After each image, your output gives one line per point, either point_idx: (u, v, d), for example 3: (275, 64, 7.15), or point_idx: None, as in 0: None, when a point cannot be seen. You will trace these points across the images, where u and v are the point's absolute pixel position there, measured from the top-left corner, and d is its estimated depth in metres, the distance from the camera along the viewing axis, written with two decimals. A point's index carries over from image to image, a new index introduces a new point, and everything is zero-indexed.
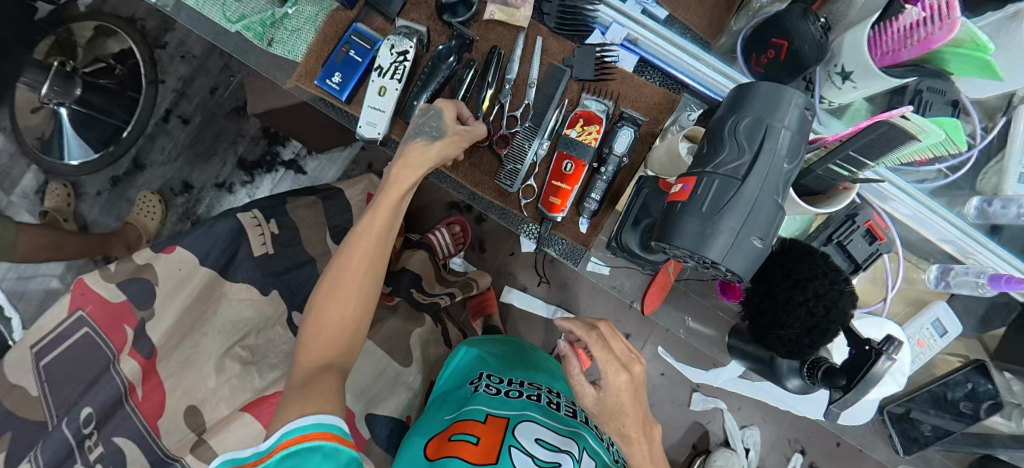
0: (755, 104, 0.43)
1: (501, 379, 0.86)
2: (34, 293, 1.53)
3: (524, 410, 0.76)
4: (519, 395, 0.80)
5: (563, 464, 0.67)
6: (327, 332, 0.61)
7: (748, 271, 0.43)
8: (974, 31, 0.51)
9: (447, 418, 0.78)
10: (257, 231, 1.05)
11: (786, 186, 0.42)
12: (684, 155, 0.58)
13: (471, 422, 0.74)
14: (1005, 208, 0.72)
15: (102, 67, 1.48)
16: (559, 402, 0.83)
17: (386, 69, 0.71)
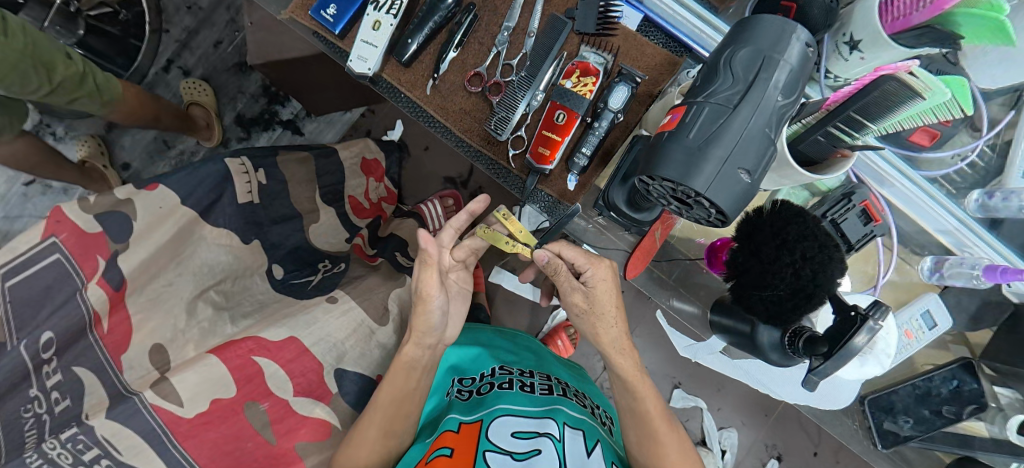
0: (759, 35, 0.41)
1: (471, 381, 0.84)
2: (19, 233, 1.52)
3: (496, 406, 0.72)
4: (490, 388, 0.78)
5: (543, 450, 0.63)
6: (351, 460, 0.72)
7: (732, 208, 0.41)
8: None
9: (427, 442, 0.73)
10: (244, 178, 1.01)
11: (780, 121, 0.40)
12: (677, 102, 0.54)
13: (447, 435, 0.69)
14: (1006, 200, 0.73)
15: (107, 12, 1.41)
16: (533, 382, 0.80)
17: (382, 3, 0.69)
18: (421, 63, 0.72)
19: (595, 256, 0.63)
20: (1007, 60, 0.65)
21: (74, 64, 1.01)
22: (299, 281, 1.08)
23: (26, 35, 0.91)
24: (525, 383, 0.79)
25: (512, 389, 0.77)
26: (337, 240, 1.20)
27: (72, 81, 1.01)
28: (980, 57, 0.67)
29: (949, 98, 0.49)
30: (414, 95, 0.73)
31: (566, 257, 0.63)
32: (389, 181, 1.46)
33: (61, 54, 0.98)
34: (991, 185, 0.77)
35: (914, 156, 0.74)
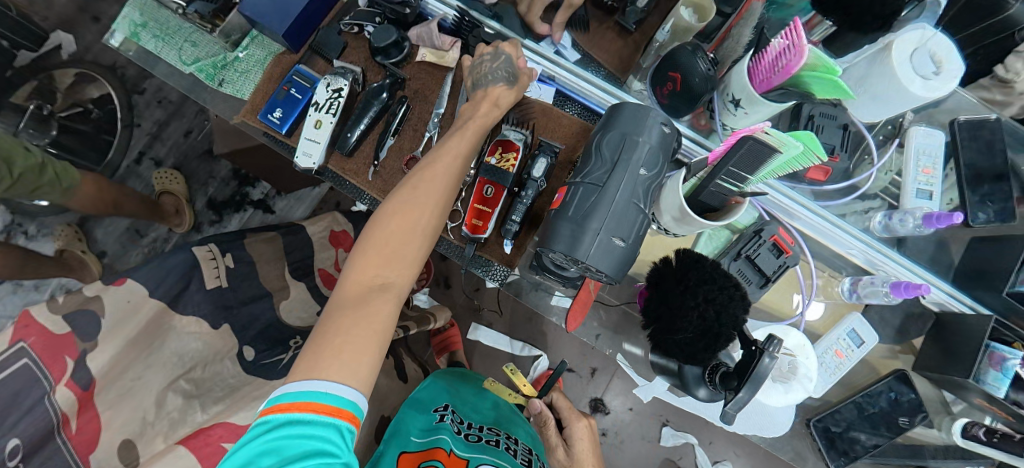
0: (622, 120, 0.50)
1: (463, 420, 0.88)
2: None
3: (482, 453, 0.77)
4: (479, 439, 0.82)
5: None
6: (389, 246, 0.65)
7: (618, 271, 0.47)
8: (821, 55, 0.57)
9: (418, 440, 0.80)
10: (211, 264, 1.09)
11: (646, 193, 0.48)
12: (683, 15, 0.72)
13: (438, 452, 0.76)
14: (904, 220, 0.78)
15: (79, 111, 1.59)
16: (517, 449, 0.83)
17: (322, 104, 0.77)
18: (363, 152, 0.80)
19: (575, 416, 0.95)
20: (877, 100, 0.72)
21: (35, 155, 1.20)
22: (271, 360, 1.09)
23: None
24: (511, 446, 0.83)
25: (497, 447, 0.81)
26: (308, 313, 1.24)
27: (40, 168, 1.20)
28: (861, 98, 0.74)
29: (801, 148, 0.54)
30: (358, 182, 0.80)
31: (558, 408, 0.96)
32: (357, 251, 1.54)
33: (22, 146, 1.17)
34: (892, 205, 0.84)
35: (816, 190, 0.81)
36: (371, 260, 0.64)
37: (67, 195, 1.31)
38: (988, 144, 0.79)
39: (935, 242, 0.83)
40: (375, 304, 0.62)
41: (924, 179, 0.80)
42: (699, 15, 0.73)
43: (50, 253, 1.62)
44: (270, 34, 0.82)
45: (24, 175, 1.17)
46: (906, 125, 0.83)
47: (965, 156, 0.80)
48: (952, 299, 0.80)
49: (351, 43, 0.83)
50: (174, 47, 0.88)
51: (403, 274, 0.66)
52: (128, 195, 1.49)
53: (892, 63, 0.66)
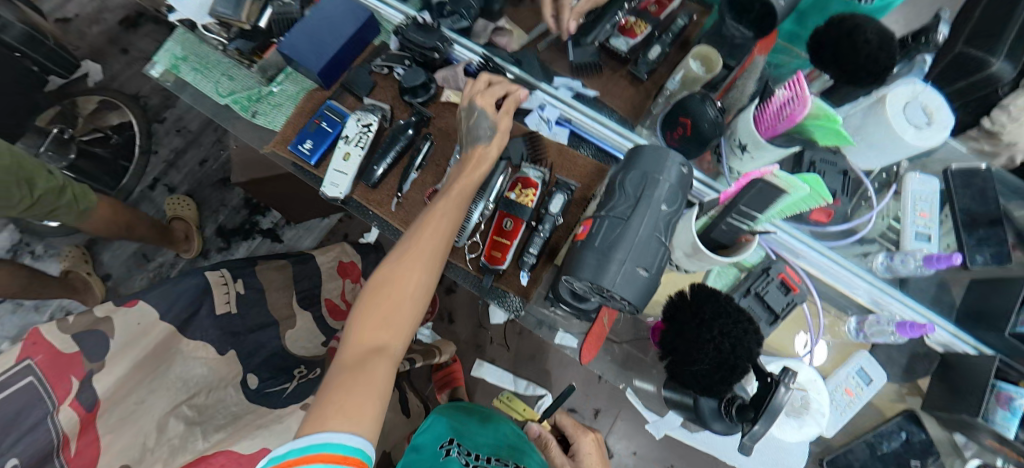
0: (643, 159, 0.53)
1: (470, 452, 0.87)
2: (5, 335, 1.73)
3: None
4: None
5: None
6: (386, 310, 0.69)
7: (641, 300, 0.49)
8: (821, 105, 0.60)
9: None
10: (223, 289, 1.16)
11: (667, 227, 0.50)
12: (688, 69, 0.81)
13: None
14: (905, 261, 0.81)
15: (98, 137, 1.81)
16: None
17: (352, 137, 0.81)
18: (387, 185, 0.84)
19: (580, 430, 1.05)
20: (874, 148, 0.77)
21: (56, 179, 1.23)
22: (274, 389, 1.17)
23: (13, 155, 1.12)
24: None
25: None
26: (312, 344, 1.34)
27: (60, 191, 1.24)
28: (860, 147, 0.79)
29: (809, 191, 0.57)
30: (381, 212, 0.83)
31: (563, 424, 1.07)
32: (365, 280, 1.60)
33: (46, 169, 1.21)
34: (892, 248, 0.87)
35: (820, 231, 0.85)
36: (368, 327, 0.68)
37: (83, 217, 1.36)
38: (981, 191, 0.83)
39: (935, 283, 0.86)
40: (372, 367, 0.64)
41: (923, 222, 0.84)
42: (706, 67, 0.81)
43: (54, 272, 1.77)
44: (305, 72, 0.88)
45: (42, 197, 1.19)
46: (902, 172, 0.88)
47: (960, 202, 0.84)
48: (956, 340, 0.82)
49: (380, 83, 0.88)
50: (211, 79, 0.93)
51: (400, 337, 0.69)
52: (141, 221, 1.56)
53: (885, 114, 0.71)
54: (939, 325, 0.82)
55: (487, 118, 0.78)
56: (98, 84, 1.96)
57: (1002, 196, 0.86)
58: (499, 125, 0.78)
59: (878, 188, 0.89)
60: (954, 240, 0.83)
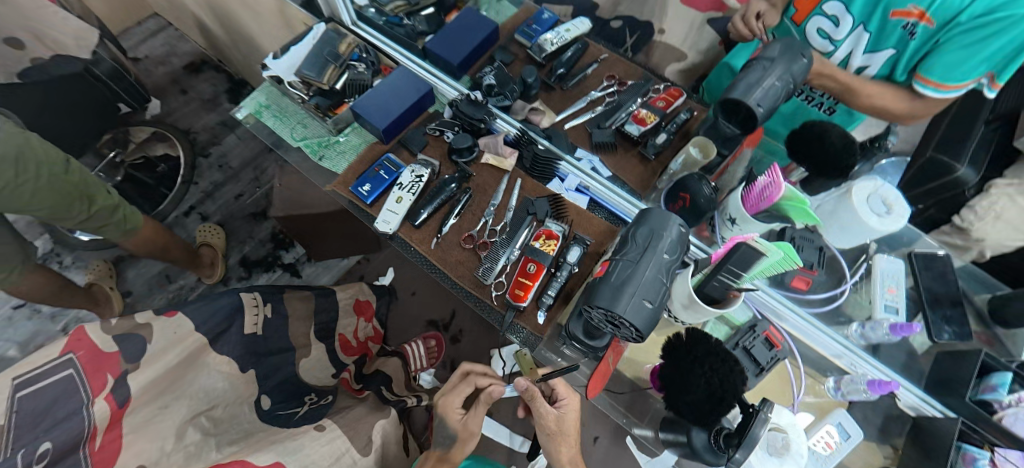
0: (651, 218, 0.67)
1: None
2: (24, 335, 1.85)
3: None
4: None
5: None
6: None
7: (646, 327, 0.61)
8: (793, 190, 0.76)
9: None
10: (253, 311, 1.25)
11: (668, 271, 0.63)
12: (686, 154, 0.96)
13: None
14: (875, 328, 0.93)
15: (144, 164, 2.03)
16: None
17: (406, 185, 0.98)
18: (429, 226, 0.97)
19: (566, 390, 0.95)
20: (846, 231, 0.91)
21: (112, 198, 1.37)
22: (286, 412, 1.18)
23: (82, 177, 1.27)
24: None
25: None
26: (324, 374, 1.39)
27: (114, 209, 1.37)
28: (830, 227, 0.93)
29: (783, 256, 0.71)
30: (421, 248, 0.96)
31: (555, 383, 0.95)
32: (376, 322, 1.72)
33: (104, 190, 1.34)
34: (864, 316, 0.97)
35: (800, 297, 0.95)
36: None
37: (127, 235, 1.46)
38: (942, 273, 0.96)
39: (905, 351, 0.94)
40: None
41: (891, 296, 0.94)
42: (703, 153, 0.96)
43: (80, 282, 1.87)
44: (370, 128, 1.05)
45: (96, 213, 1.32)
46: (872, 252, 1.00)
47: (923, 282, 0.96)
48: (924, 403, 0.89)
49: (431, 143, 1.05)
50: (288, 125, 1.11)
51: None
52: (177, 245, 1.67)
53: (850, 200, 0.87)
54: (905, 386, 0.91)
55: (450, 428, 1.04)
56: (156, 118, 2.17)
57: (961, 281, 0.99)
58: (460, 432, 1.04)
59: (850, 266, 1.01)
60: (921, 316, 0.94)
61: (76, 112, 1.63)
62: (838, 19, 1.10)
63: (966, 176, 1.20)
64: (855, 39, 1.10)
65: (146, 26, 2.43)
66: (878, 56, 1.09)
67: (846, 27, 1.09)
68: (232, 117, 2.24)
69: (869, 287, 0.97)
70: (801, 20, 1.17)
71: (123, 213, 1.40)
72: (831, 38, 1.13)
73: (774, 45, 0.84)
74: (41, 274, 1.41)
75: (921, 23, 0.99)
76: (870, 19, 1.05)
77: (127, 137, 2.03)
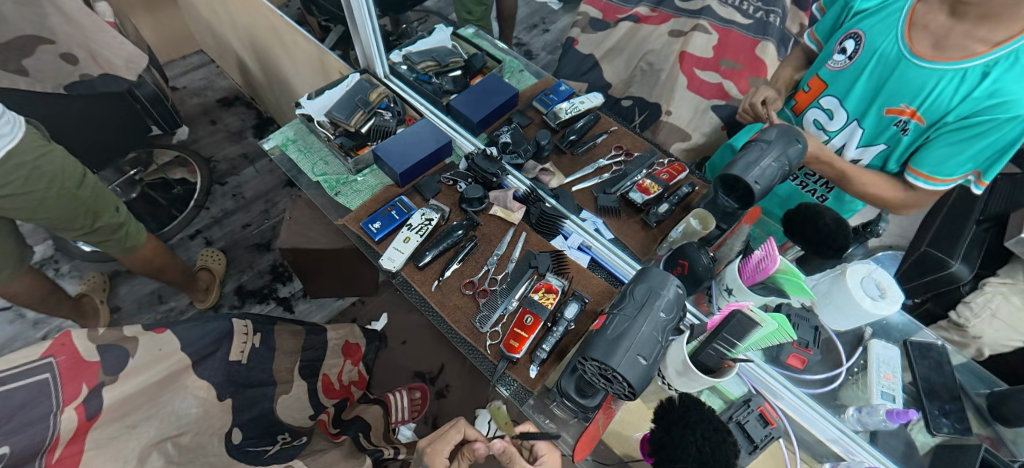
0: (650, 277, 0.69)
1: None
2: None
3: None
4: None
5: None
6: None
7: (639, 384, 0.61)
8: (787, 263, 0.81)
9: None
10: (242, 338, 1.25)
11: (664, 330, 0.64)
12: (687, 223, 1.01)
13: None
14: (873, 414, 0.91)
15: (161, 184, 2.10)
16: None
17: (415, 226, 1.02)
18: (432, 269, 1.00)
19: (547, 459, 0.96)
20: (840, 311, 0.92)
21: (120, 215, 1.38)
22: (255, 449, 1.12)
23: (97, 191, 1.30)
24: None
25: None
26: (301, 414, 1.33)
27: (117, 227, 1.38)
28: (825, 307, 0.94)
29: (777, 327, 0.74)
30: (422, 289, 0.98)
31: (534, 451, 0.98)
32: (363, 366, 1.68)
33: (114, 207, 1.36)
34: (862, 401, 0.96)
35: (794, 376, 0.95)
36: None
37: (127, 252, 1.48)
38: (938, 364, 0.97)
39: (903, 442, 0.92)
40: None
41: (887, 383, 0.93)
42: (703, 225, 1.00)
43: (71, 292, 1.86)
44: (388, 171, 1.10)
45: (98, 228, 1.33)
46: (867, 338, 1.01)
47: (920, 372, 0.97)
48: None
49: (444, 191, 1.10)
50: (310, 160, 1.17)
51: None
52: (177, 267, 1.68)
53: (845, 281, 0.89)
54: None
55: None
56: (182, 144, 2.27)
57: (958, 374, 1.00)
58: None
59: (846, 349, 1.01)
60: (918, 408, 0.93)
61: (101, 125, 1.68)
62: (832, 112, 1.23)
63: (960, 272, 1.29)
64: (849, 133, 1.21)
65: (190, 60, 2.61)
66: (871, 149, 1.19)
67: (840, 120, 1.22)
68: (253, 150, 2.33)
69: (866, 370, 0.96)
70: (801, 111, 1.31)
71: (126, 230, 1.41)
72: (826, 128, 1.26)
73: (772, 130, 0.91)
74: (32, 277, 1.41)
75: (913, 120, 1.08)
76: (864, 116, 1.16)
77: (149, 159, 2.12)
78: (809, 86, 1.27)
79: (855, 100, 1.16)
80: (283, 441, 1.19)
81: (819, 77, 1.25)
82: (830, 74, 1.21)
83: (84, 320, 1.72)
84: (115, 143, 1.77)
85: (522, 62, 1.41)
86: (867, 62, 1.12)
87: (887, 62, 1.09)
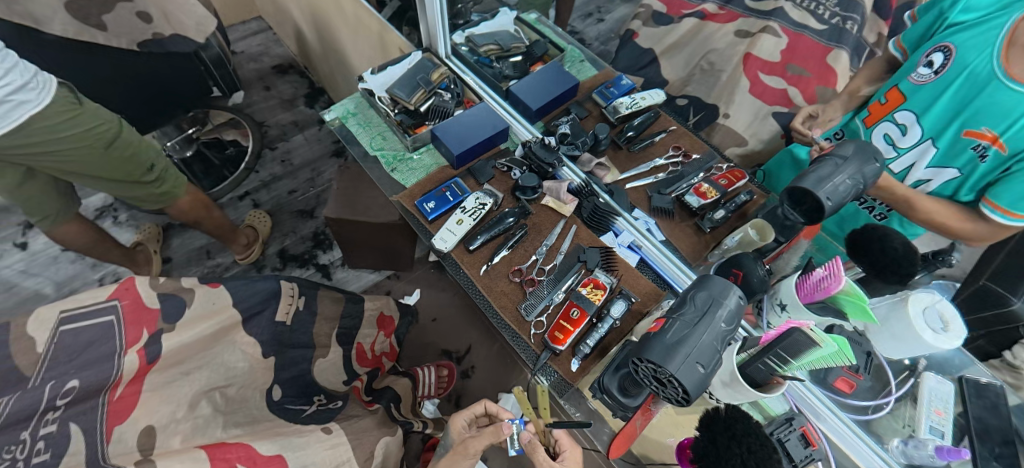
0: (711, 284, 0.68)
1: None
2: (65, 280, 1.93)
3: None
4: None
5: None
6: None
7: (695, 391, 0.61)
8: (853, 286, 0.77)
9: None
10: (288, 301, 1.30)
11: (724, 340, 0.63)
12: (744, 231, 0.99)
13: None
14: (920, 448, 0.89)
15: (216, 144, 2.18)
16: None
17: (468, 209, 1.03)
18: (481, 253, 1.01)
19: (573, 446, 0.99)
20: (896, 338, 0.87)
21: (152, 173, 1.42)
22: (293, 407, 1.18)
23: (137, 146, 1.35)
24: None
25: None
26: (337, 379, 1.38)
27: (149, 184, 1.44)
28: (881, 333, 0.89)
29: (837, 349, 0.70)
30: (470, 272, 0.99)
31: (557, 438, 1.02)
32: (394, 338, 1.71)
33: (148, 165, 1.40)
34: (905, 433, 0.93)
35: (841, 400, 0.93)
36: None
37: (165, 204, 1.55)
38: (994, 404, 0.92)
39: None
40: None
41: (936, 418, 0.91)
42: (761, 235, 0.98)
43: (128, 240, 1.97)
44: (445, 151, 1.12)
45: (133, 185, 1.41)
46: (920, 370, 0.96)
47: (973, 410, 0.92)
48: None
49: (498, 176, 1.11)
50: (369, 134, 1.20)
51: None
52: (218, 221, 1.76)
53: (906, 308, 0.84)
54: None
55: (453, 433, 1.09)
56: (237, 107, 2.35)
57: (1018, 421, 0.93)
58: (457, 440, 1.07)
59: (897, 379, 0.96)
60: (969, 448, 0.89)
61: (159, 88, 1.72)
62: (907, 128, 1.16)
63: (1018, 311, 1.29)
64: (921, 151, 1.14)
65: (249, 25, 2.67)
66: (941, 173, 1.13)
67: (913, 137, 1.15)
68: (304, 119, 2.38)
69: (916, 403, 0.93)
70: (871, 123, 1.24)
71: (162, 186, 1.48)
72: (895, 144, 1.19)
73: (848, 145, 0.87)
74: (77, 225, 1.50)
75: (993, 147, 1.01)
76: (941, 135, 1.10)
77: (206, 118, 2.18)
78: (886, 97, 1.21)
79: (934, 118, 1.10)
80: (318, 403, 1.24)
81: (898, 89, 1.19)
82: (910, 87, 1.15)
83: (137, 268, 1.81)
84: (168, 106, 1.80)
85: (581, 52, 1.38)
86: (956, 76, 1.05)
87: (976, 80, 1.02)
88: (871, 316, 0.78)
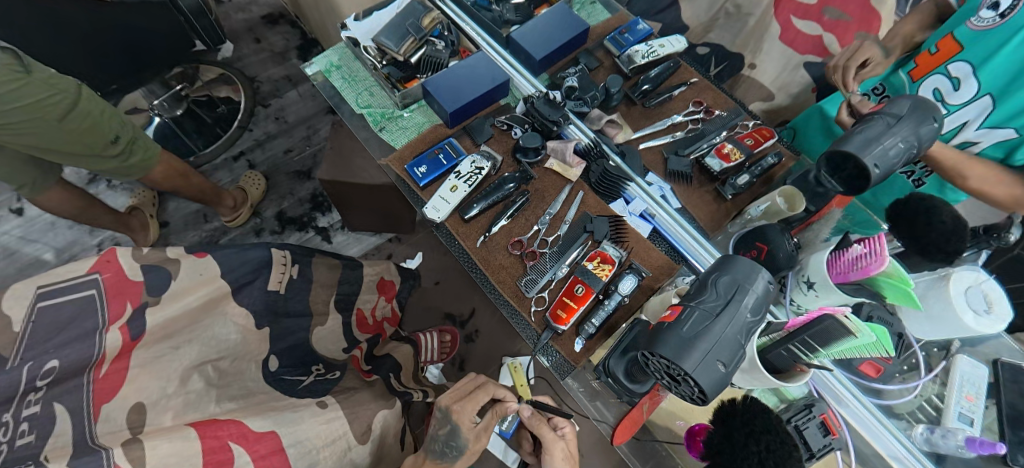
0: (735, 267, 0.59)
1: None
2: (65, 247, 1.90)
3: None
4: None
5: None
6: None
7: (713, 390, 0.54)
8: (897, 267, 0.68)
9: None
10: (281, 269, 1.24)
11: (748, 333, 0.55)
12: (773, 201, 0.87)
13: None
14: (946, 437, 0.80)
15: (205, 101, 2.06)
16: None
17: (463, 174, 0.93)
18: (478, 222, 0.93)
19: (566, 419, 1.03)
20: (930, 320, 0.80)
21: (117, 147, 1.33)
22: (290, 378, 1.11)
23: (100, 117, 1.26)
24: None
25: None
26: (336, 347, 1.34)
27: (116, 157, 1.36)
28: (914, 314, 0.82)
29: (874, 339, 0.63)
30: (466, 243, 0.91)
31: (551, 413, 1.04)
32: (396, 304, 1.67)
33: (112, 137, 1.30)
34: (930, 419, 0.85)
35: (864, 383, 0.86)
36: None
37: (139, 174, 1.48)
38: None
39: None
40: None
41: (967, 405, 0.83)
42: (789, 205, 0.87)
43: (122, 205, 1.91)
44: (437, 108, 1.01)
45: (99, 159, 1.33)
46: (953, 351, 0.89)
47: (1006, 395, 0.84)
48: None
49: (496, 136, 1.00)
50: (355, 90, 1.09)
51: None
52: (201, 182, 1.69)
53: (947, 288, 0.77)
54: None
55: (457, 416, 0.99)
56: (226, 62, 2.22)
57: None
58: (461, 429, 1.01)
59: (925, 359, 0.89)
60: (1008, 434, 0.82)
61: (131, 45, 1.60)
62: (960, 82, 1.02)
63: None
64: (976, 109, 1.02)
65: None
66: (994, 133, 1.01)
67: (967, 92, 1.02)
68: (297, 73, 2.25)
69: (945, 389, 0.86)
70: (919, 77, 1.09)
71: (132, 159, 1.40)
72: (945, 101, 1.06)
73: (902, 101, 0.74)
74: (60, 192, 1.45)
75: None
76: (1003, 90, 0.97)
77: (195, 74, 2.09)
78: (937, 46, 1.05)
79: (995, 69, 0.96)
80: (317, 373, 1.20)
81: (953, 36, 1.02)
82: (969, 35, 0.99)
83: (133, 233, 1.76)
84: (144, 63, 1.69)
85: None
86: None
87: None
88: (913, 301, 0.70)
